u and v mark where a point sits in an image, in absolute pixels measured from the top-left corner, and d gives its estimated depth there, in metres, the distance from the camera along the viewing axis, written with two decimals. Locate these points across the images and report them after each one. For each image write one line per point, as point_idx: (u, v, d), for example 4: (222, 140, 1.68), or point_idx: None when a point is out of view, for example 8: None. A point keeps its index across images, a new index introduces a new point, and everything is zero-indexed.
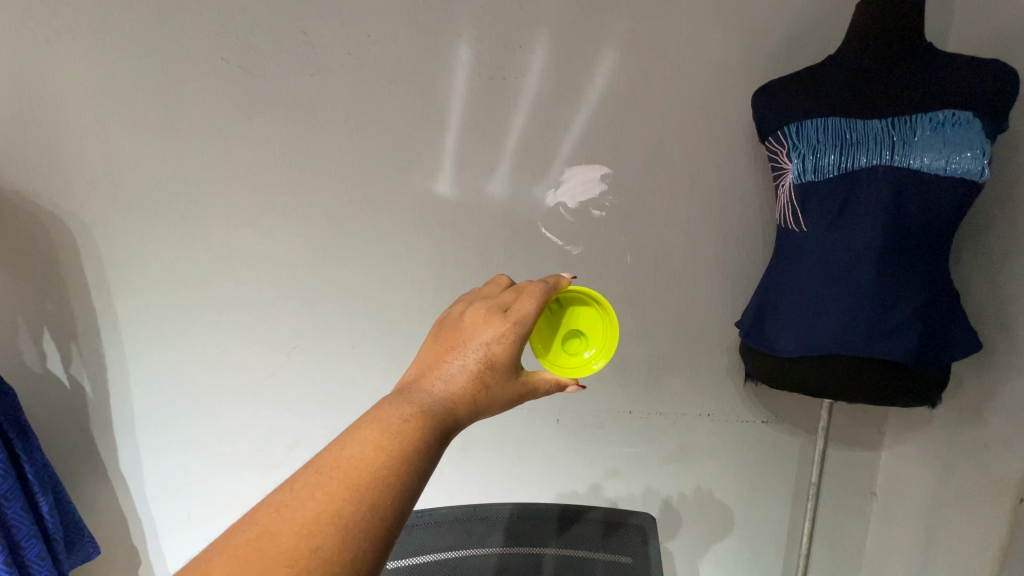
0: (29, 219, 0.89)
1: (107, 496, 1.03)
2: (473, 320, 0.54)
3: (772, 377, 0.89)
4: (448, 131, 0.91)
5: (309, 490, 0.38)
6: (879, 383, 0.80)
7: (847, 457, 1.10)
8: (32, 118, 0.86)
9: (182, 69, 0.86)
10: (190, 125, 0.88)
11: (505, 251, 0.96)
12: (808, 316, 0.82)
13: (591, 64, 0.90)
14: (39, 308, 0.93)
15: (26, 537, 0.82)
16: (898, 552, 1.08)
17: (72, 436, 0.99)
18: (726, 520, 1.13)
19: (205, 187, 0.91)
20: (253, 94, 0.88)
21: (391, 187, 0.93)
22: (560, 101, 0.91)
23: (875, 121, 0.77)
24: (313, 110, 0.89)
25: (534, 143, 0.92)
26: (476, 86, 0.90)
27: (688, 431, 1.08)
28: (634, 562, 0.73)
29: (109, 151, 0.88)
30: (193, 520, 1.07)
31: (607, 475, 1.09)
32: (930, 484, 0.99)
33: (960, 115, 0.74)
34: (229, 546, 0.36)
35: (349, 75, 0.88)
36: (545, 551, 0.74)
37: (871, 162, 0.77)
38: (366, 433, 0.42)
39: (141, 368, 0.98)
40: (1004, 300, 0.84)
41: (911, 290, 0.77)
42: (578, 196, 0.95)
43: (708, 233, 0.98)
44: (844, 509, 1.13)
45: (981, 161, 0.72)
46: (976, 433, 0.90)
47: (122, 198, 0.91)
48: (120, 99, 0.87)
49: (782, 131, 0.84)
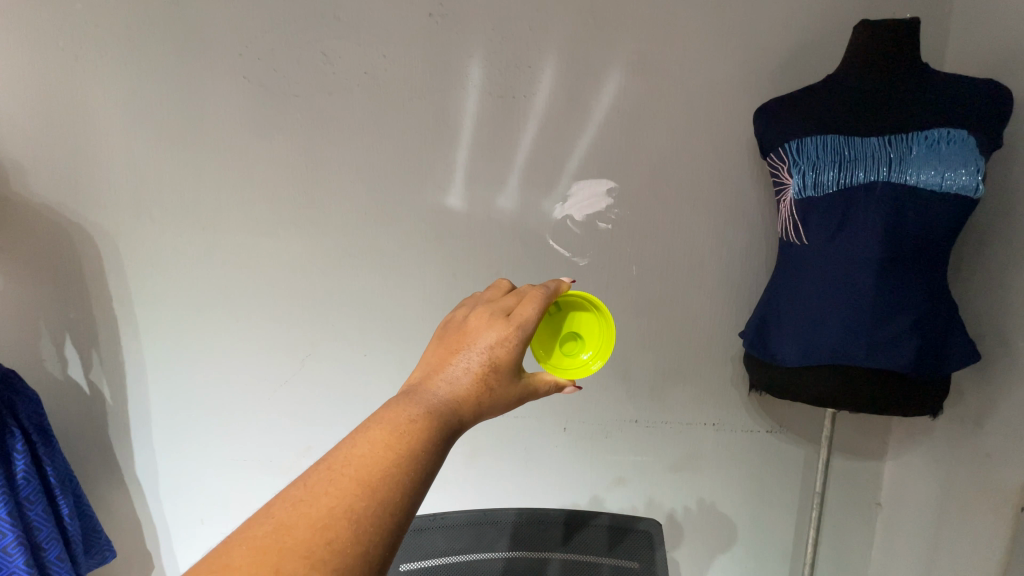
0: (56, 230, 0.93)
1: (122, 500, 1.05)
2: (477, 324, 0.57)
3: (772, 386, 0.90)
4: (460, 147, 0.94)
5: (323, 486, 0.41)
6: (877, 391, 0.82)
7: (851, 466, 1.11)
8: (61, 132, 0.90)
9: (206, 88, 0.90)
10: (211, 140, 0.92)
11: (514, 261, 0.99)
12: (809, 326, 0.84)
13: (597, 83, 0.93)
14: (61, 315, 0.96)
15: (47, 539, 0.84)
16: (902, 561, 1.08)
17: (90, 441, 1.02)
18: (730, 529, 1.14)
19: (225, 198, 0.95)
20: (273, 111, 0.92)
21: (404, 199, 0.96)
22: (568, 118, 0.94)
23: (873, 139, 0.80)
24: (328, 125, 0.93)
25: (541, 157, 0.95)
26: (486, 103, 0.93)
27: (692, 441, 1.09)
28: (640, 565, 0.74)
29: (133, 164, 0.92)
30: (206, 523, 1.08)
31: (613, 484, 1.11)
32: (932, 493, 1.00)
33: (954, 133, 0.76)
34: (247, 538, 0.38)
35: (365, 92, 0.92)
36: (551, 556, 0.75)
37: (869, 178, 0.79)
38: (376, 434, 0.45)
39: (158, 374, 1.01)
40: (1002, 312, 0.86)
41: (908, 301, 0.78)
42: (585, 208, 0.97)
43: (711, 246, 1.00)
44: (848, 519, 1.13)
45: (976, 177, 0.75)
46: (976, 442, 0.91)
47: (146, 209, 0.94)
48: (146, 114, 0.91)
49: (782, 148, 0.86)
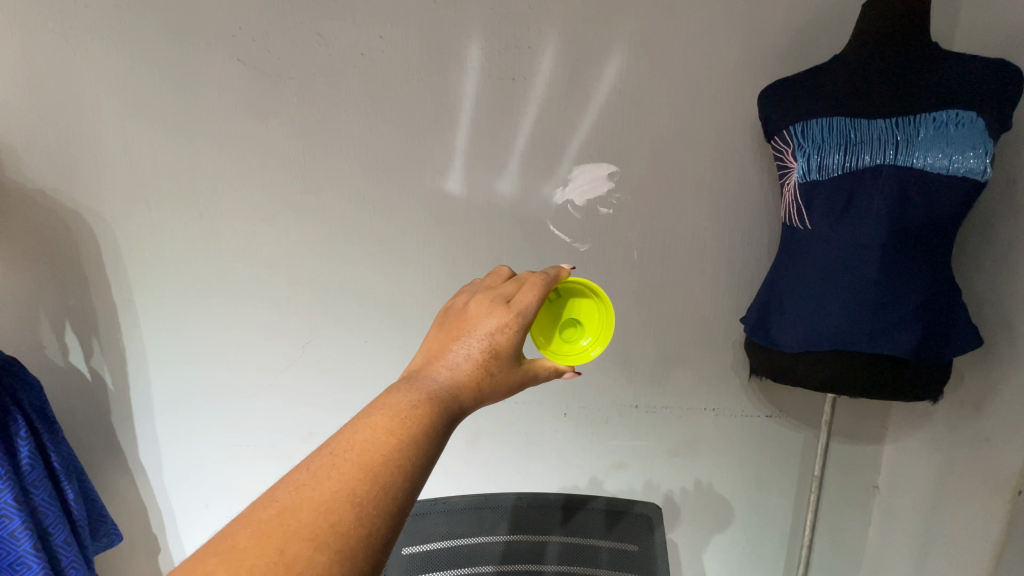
0: (51, 216, 0.92)
1: (127, 485, 1.06)
2: (477, 310, 0.56)
3: (773, 371, 0.91)
4: (459, 130, 0.93)
5: (326, 470, 0.41)
6: (879, 376, 0.81)
7: (850, 450, 1.11)
8: (53, 117, 0.88)
9: (199, 71, 0.88)
10: (206, 125, 0.91)
11: (514, 247, 0.98)
12: (812, 312, 0.83)
13: (599, 64, 0.91)
14: (60, 302, 0.96)
15: (54, 523, 0.85)
16: (898, 543, 1.09)
17: (94, 427, 1.02)
18: (729, 511, 1.15)
19: (222, 183, 0.93)
20: (268, 95, 0.90)
21: (403, 185, 0.95)
22: (569, 101, 0.92)
23: (880, 121, 0.79)
24: (325, 109, 0.91)
25: (541, 141, 0.94)
26: (486, 86, 0.91)
27: (692, 425, 1.10)
28: (640, 549, 0.75)
29: (127, 149, 0.91)
30: (211, 506, 1.10)
31: (613, 468, 1.12)
32: (930, 476, 1.01)
33: (963, 115, 0.75)
34: (252, 521, 0.38)
35: (361, 75, 0.90)
36: (550, 537, 0.76)
37: (875, 161, 0.78)
38: (377, 419, 0.44)
39: (158, 361, 1.01)
40: (1005, 297, 0.86)
41: (913, 286, 0.78)
42: (586, 193, 0.96)
43: (713, 231, 0.99)
44: (845, 501, 1.15)
45: (984, 160, 0.73)
46: (975, 426, 0.92)
47: (142, 195, 0.93)
48: (138, 98, 0.89)
49: (787, 131, 0.85)
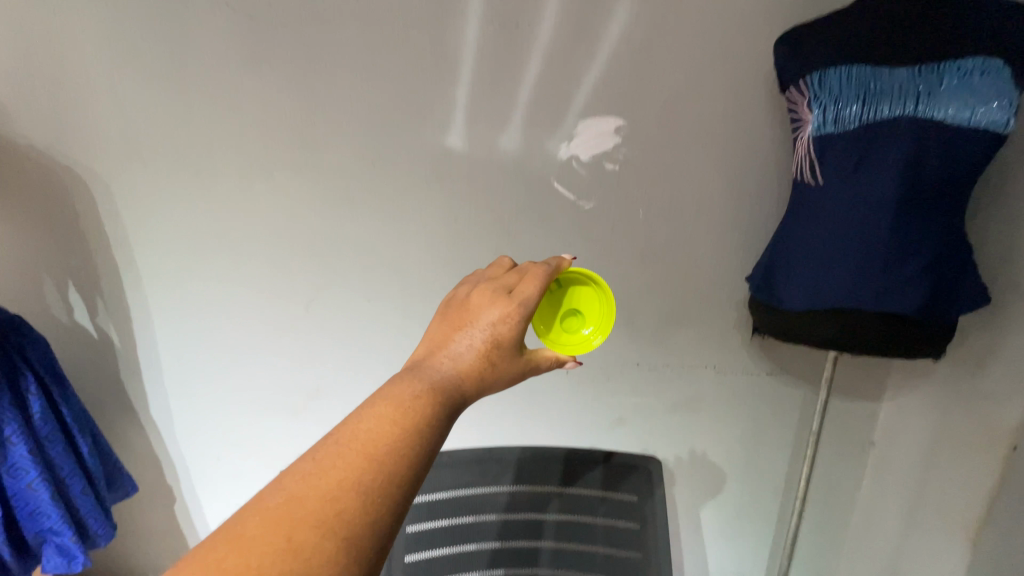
0: (43, 173, 0.90)
1: (139, 439, 1.09)
2: (479, 301, 0.56)
3: (777, 330, 0.91)
4: (460, 81, 0.89)
5: (331, 459, 0.41)
6: (883, 335, 0.81)
7: (848, 407, 1.13)
8: (36, 67, 0.84)
9: (185, 16, 0.84)
10: (196, 75, 0.87)
11: (518, 204, 0.96)
12: (819, 271, 0.82)
13: (607, 8, 0.86)
14: (60, 260, 0.95)
15: (70, 475, 0.88)
16: (890, 495, 1.13)
17: (103, 383, 1.04)
18: (727, 465, 1.19)
19: (217, 137, 0.91)
20: (260, 43, 0.86)
21: (403, 139, 0.92)
22: (575, 49, 0.88)
23: (901, 71, 0.75)
24: (320, 58, 0.87)
25: (546, 93, 0.90)
26: (488, 34, 0.87)
27: (693, 383, 1.11)
28: (638, 498, 0.79)
29: (115, 102, 0.87)
30: (222, 460, 1.13)
31: (614, 424, 1.14)
32: (926, 432, 1.03)
33: (989, 64, 0.72)
34: (260, 509, 0.39)
35: (357, 20, 0.86)
36: (552, 488, 0.80)
37: (893, 112, 0.75)
38: (380, 409, 0.45)
39: (163, 319, 1.01)
40: (1017, 255, 0.84)
41: (923, 244, 0.77)
42: (591, 148, 0.93)
43: (721, 187, 0.97)
44: (841, 455, 1.18)
45: (1007, 111, 0.70)
46: (975, 384, 0.92)
47: (135, 150, 0.91)
48: (124, 46, 0.85)
49: (804, 80, 0.81)
